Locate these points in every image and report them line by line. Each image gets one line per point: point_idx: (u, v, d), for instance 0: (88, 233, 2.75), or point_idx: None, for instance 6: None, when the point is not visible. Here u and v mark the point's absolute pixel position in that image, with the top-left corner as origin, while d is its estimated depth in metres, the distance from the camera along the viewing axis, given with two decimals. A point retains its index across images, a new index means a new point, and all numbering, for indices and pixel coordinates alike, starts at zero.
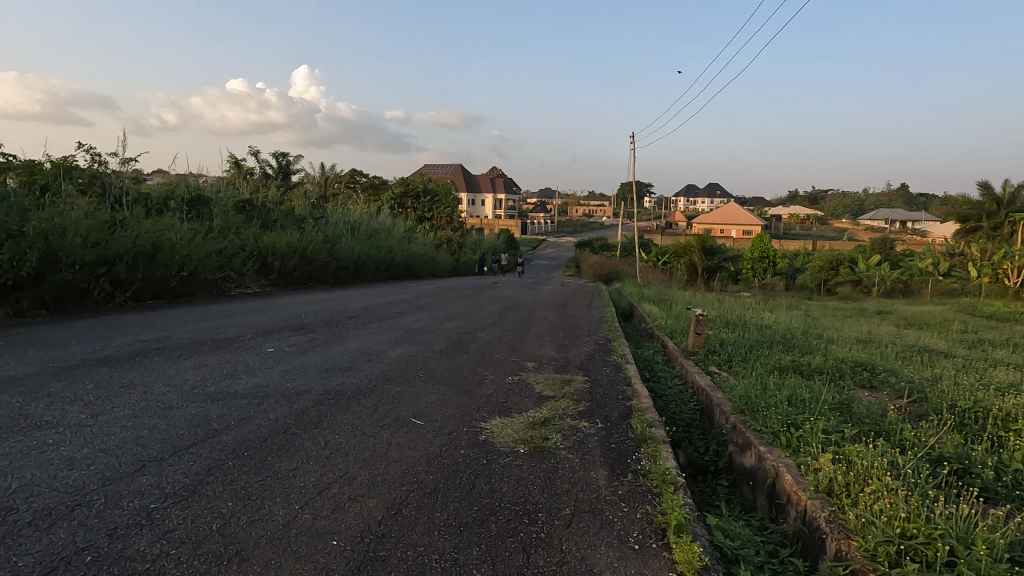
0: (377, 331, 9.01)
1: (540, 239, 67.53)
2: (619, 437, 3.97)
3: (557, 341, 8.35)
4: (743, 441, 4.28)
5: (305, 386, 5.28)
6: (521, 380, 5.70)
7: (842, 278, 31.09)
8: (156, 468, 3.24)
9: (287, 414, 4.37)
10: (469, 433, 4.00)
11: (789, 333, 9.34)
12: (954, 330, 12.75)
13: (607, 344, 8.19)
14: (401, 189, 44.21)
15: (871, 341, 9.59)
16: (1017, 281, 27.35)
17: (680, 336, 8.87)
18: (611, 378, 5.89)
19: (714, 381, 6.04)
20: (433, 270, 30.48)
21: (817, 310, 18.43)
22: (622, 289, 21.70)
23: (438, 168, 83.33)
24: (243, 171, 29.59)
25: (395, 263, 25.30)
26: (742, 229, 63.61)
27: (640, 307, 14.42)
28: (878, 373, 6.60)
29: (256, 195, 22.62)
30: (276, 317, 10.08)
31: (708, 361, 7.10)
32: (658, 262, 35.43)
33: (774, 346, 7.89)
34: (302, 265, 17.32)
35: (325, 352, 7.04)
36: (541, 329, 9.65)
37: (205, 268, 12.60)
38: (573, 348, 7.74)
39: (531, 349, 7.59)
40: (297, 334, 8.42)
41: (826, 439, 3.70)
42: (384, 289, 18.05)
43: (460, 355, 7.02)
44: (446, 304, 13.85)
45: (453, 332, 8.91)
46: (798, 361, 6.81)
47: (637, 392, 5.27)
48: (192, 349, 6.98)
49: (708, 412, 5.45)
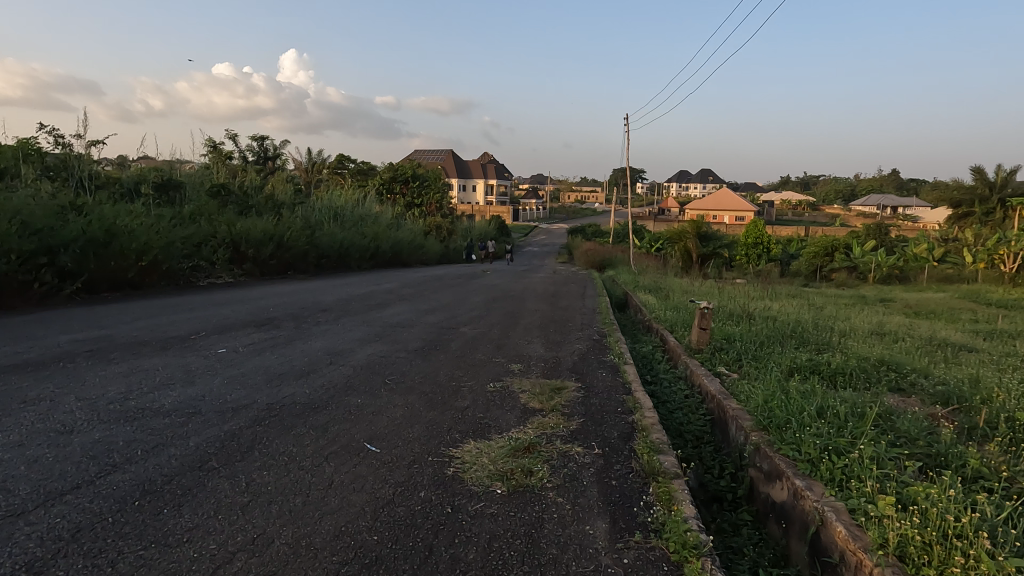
0: (349, 326, 8.16)
1: (531, 226, 66.66)
2: (621, 470, 3.19)
3: (548, 337, 7.57)
4: (769, 467, 3.51)
5: (247, 398, 4.45)
6: (505, 387, 4.91)
7: (837, 264, 30.31)
8: (7, 529, 2.43)
9: (212, 439, 3.53)
10: (434, 465, 3.21)
11: (799, 325, 8.61)
12: (964, 321, 12.03)
13: (602, 341, 7.40)
14: (389, 174, 42.99)
15: (884, 334, 8.85)
16: (1013, 267, 26.97)
17: (681, 330, 8.08)
18: (609, 385, 5.08)
19: (726, 388, 5.26)
20: (421, 257, 29.61)
21: (817, 298, 17.69)
22: (614, 278, 20.89)
23: (427, 152, 81.71)
24: (222, 156, 28.41)
25: (381, 250, 24.41)
26: (735, 215, 63.10)
27: (636, 296, 13.62)
28: (904, 374, 5.89)
29: (233, 179, 21.51)
30: (241, 311, 9.21)
31: (715, 360, 6.34)
32: (651, 248, 34.71)
33: (786, 341, 7.13)
34: (279, 253, 16.39)
35: (284, 353, 6.19)
36: (530, 323, 8.83)
37: (169, 257, 11.69)
38: (565, 346, 6.95)
39: (518, 347, 6.79)
40: (258, 331, 7.56)
41: (882, 474, 2.95)
42: (366, 278, 17.13)
43: (437, 356, 6.21)
44: (431, 295, 12.99)
45: (433, 328, 8.07)
46: (816, 360, 6.08)
47: (639, 403, 4.48)
48: (130, 351, 6.12)
49: (720, 425, 4.70)
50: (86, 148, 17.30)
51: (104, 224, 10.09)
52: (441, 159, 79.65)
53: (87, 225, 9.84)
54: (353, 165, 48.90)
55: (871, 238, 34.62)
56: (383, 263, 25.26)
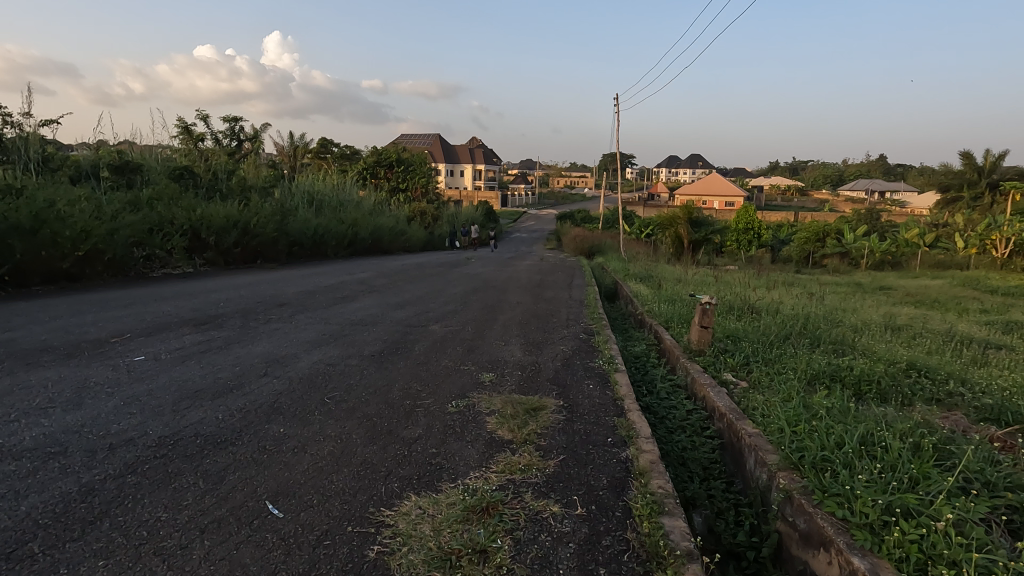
0: (303, 324, 7.19)
1: (520, 212, 65.50)
2: (610, 549, 2.30)
3: (528, 336, 6.65)
4: (810, 529, 2.63)
5: (134, 429, 3.47)
6: (469, 407, 3.99)
7: (829, 250, 29.65)
8: None
9: (53, 501, 2.58)
10: (353, 543, 2.29)
11: (805, 320, 7.78)
12: (973, 311, 11.32)
13: (590, 341, 6.51)
14: (373, 158, 41.46)
15: (897, 329, 8.07)
16: (1004, 253, 26.78)
17: (678, 327, 7.22)
18: (597, 402, 4.18)
19: (736, 403, 4.41)
20: (404, 244, 28.53)
21: (814, 286, 16.95)
22: (604, 265, 20.01)
23: (414, 136, 79.75)
24: (193, 138, 26.95)
25: (360, 237, 23.31)
26: (724, 201, 62.53)
27: (627, 286, 12.76)
28: (936, 380, 5.10)
29: (200, 161, 20.24)
30: (184, 306, 8.18)
31: (720, 366, 5.47)
32: (641, 234, 33.87)
33: (797, 340, 6.30)
34: (246, 241, 15.29)
35: (212, 361, 5.21)
36: (509, 319, 7.91)
37: (114, 245, 10.61)
38: (548, 347, 6.04)
39: (492, 350, 5.86)
40: (195, 331, 6.55)
41: (985, 559, 2.09)
42: (340, 267, 16.12)
43: (397, 364, 5.28)
44: (405, 286, 12.00)
45: (399, 326, 7.11)
46: (837, 366, 5.25)
47: (634, 429, 3.59)
48: (28, 358, 5.13)
49: (733, 453, 3.83)
50: (36, 127, 16.00)
51: (33, 209, 9.01)
52: (428, 143, 77.84)
53: (12, 211, 8.76)
54: (336, 149, 47.32)
55: (863, 223, 34.09)
56: (363, 251, 24.14)
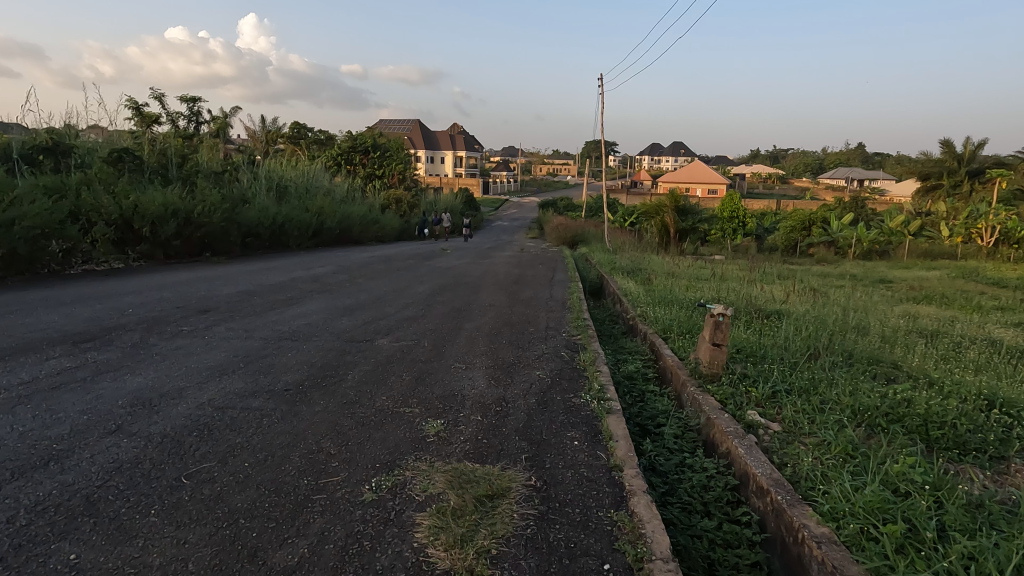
0: (220, 339, 5.75)
1: (501, 199, 63.82)
2: None
3: (499, 355, 5.32)
4: None
5: None
6: (394, 495, 2.66)
7: (816, 239, 28.66)
8: None
9: None
10: None
11: (826, 327, 6.61)
12: (992, 310, 10.20)
13: (574, 362, 5.21)
14: (347, 143, 39.43)
15: (929, 338, 6.87)
16: (990, 242, 26.68)
17: (680, 339, 5.99)
18: (585, 478, 2.88)
19: (776, 468, 3.17)
20: (376, 233, 26.89)
21: (810, 279, 15.80)
22: (587, 257, 18.71)
23: (393, 123, 77.27)
24: (145, 120, 24.82)
25: (327, 227, 21.70)
26: (708, 188, 61.72)
27: (613, 282, 11.47)
28: (1021, 420, 3.91)
29: (147, 141, 18.33)
30: (78, 315, 6.64)
31: (742, 402, 4.22)
32: (626, 223, 32.72)
33: (828, 360, 5.11)
34: (192, 231, 13.66)
35: (56, 405, 3.76)
36: (477, 329, 6.55)
37: (12, 238, 8.98)
38: (522, 374, 4.72)
39: (449, 379, 4.52)
40: (68, 353, 5.08)
41: None
42: (298, 260, 14.58)
43: (317, 403, 3.92)
44: (364, 284, 10.55)
45: (337, 342, 5.71)
46: (892, 403, 4.06)
47: (645, 544, 2.29)
48: None
49: (789, 563, 2.56)
50: None
51: None
52: (407, 130, 75.40)
53: None
54: (310, 134, 44.97)
55: (849, 209, 33.49)
56: (330, 242, 22.46)
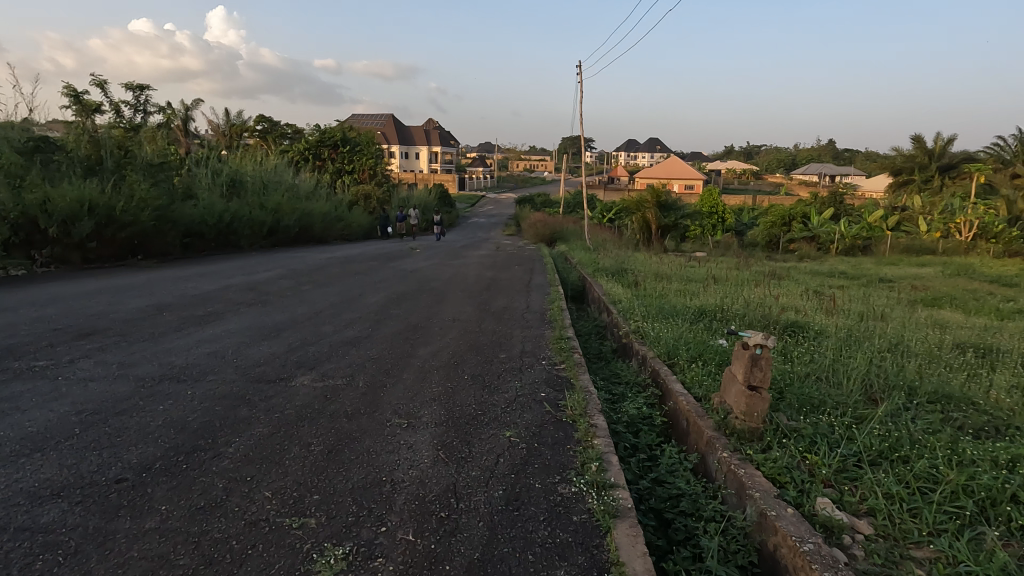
0: (77, 382, 4.21)
1: (477, 195, 62.10)
2: None
3: (454, 404, 3.87)
4: None
5: None
6: None
7: (796, 234, 27.87)
8: None
9: None
10: None
11: (861, 346, 5.36)
12: (1011, 315, 9.09)
13: (557, 412, 3.80)
14: (315, 137, 37.36)
15: (979, 358, 5.67)
16: (969, 236, 26.21)
17: (693, 370, 4.65)
18: None
19: None
20: (341, 231, 25.14)
21: (803, 278, 14.70)
22: (566, 256, 17.43)
23: (366, 118, 74.82)
24: (85, 109, 22.60)
25: (284, 224, 19.95)
26: (685, 184, 61.03)
27: (597, 286, 10.11)
28: None
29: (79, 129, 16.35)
30: None
31: (805, 481, 2.90)
32: (605, 219, 31.56)
33: (895, 403, 3.82)
34: (115, 229, 11.88)
35: None
36: (433, 357, 5.13)
37: None
38: (484, 438, 3.31)
39: (377, 451, 3.09)
40: None
41: None
42: (242, 262, 12.88)
43: (152, 513, 2.44)
44: (308, 292, 9.00)
45: (238, 383, 4.23)
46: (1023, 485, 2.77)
47: None
48: None
49: None
50: None
51: None
52: (380, 125, 73.04)
53: None
54: (277, 128, 42.60)
55: (828, 204, 32.89)
56: (288, 241, 20.69)
